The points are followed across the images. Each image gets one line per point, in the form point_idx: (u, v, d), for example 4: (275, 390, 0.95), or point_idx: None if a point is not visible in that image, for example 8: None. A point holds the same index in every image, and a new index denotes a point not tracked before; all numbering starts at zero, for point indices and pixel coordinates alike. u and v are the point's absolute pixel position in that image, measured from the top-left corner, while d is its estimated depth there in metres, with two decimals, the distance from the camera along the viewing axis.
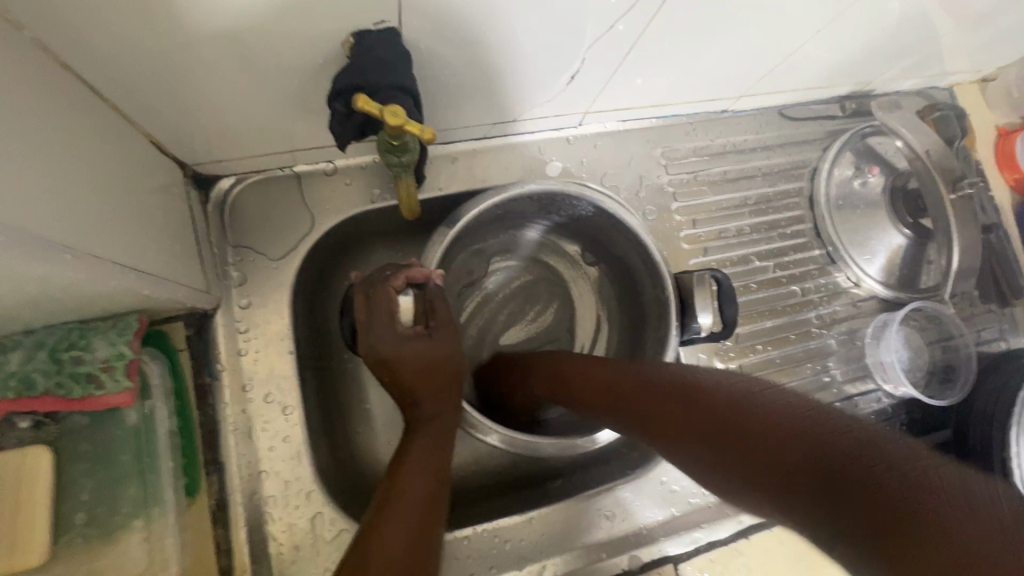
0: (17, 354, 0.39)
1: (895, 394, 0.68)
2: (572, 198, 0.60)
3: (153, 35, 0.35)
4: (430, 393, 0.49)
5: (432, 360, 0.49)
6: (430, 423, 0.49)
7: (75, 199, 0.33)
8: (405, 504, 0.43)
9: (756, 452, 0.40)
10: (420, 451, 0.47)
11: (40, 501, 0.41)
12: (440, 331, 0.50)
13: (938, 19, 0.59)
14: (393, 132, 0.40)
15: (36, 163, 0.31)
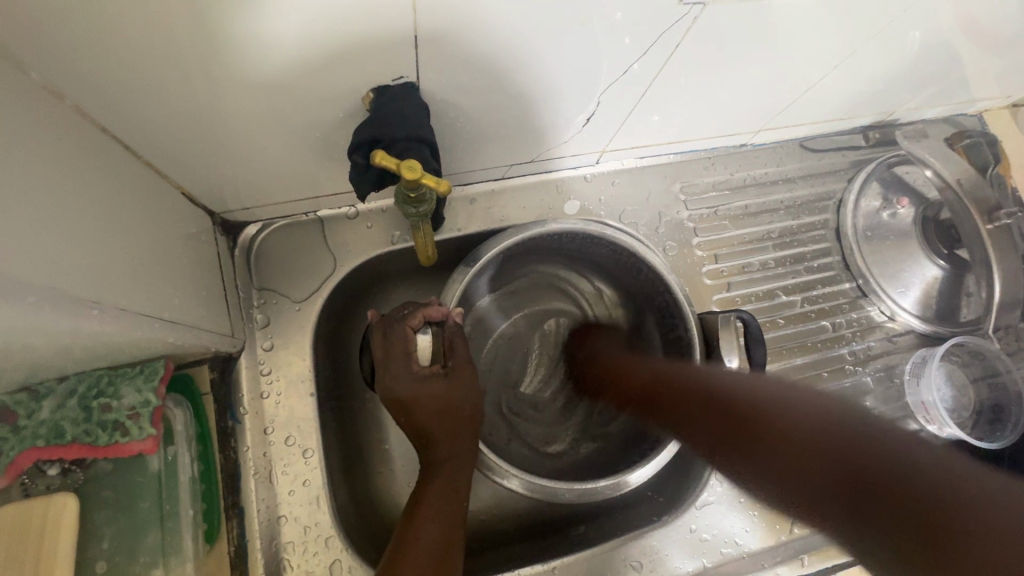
0: (48, 402, 0.39)
1: (940, 436, 0.64)
2: (593, 236, 0.60)
3: (185, 98, 0.37)
4: (447, 434, 0.48)
5: (450, 399, 0.48)
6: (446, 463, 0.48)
7: (107, 255, 0.35)
8: (419, 552, 0.43)
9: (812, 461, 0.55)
10: (433, 496, 0.46)
11: (62, 552, 0.39)
12: (456, 372, 0.50)
13: (964, 47, 0.58)
14: (410, 185, 0.40)
15: (69, 223, 0.32)
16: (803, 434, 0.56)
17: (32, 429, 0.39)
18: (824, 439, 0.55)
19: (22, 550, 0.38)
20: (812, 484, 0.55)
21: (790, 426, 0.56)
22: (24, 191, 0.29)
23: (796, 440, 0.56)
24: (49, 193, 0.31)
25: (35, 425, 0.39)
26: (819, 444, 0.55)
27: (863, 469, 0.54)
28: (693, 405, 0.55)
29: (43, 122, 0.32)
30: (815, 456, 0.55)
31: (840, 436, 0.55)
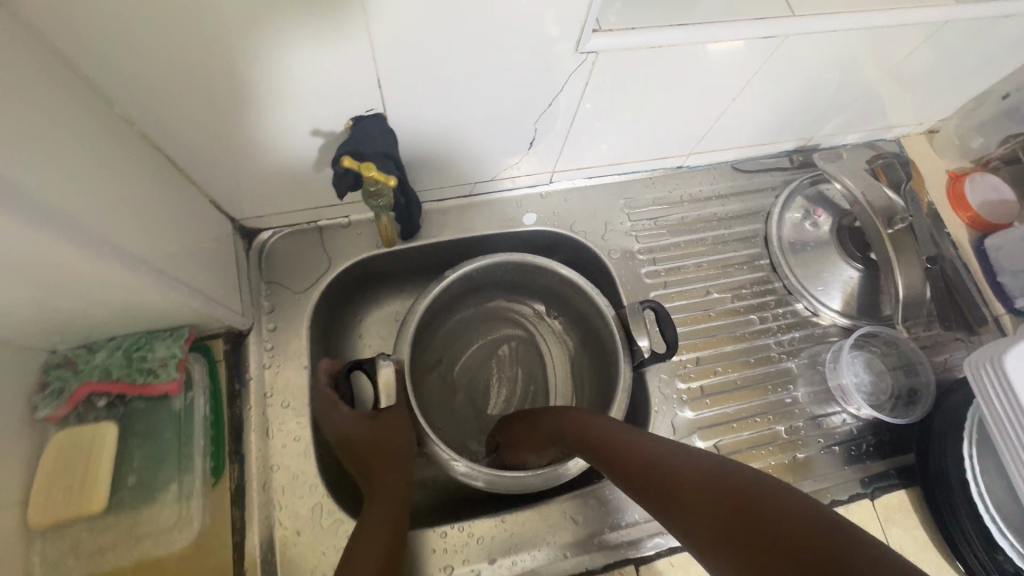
0: (101, 351, 0.53)
1: (859, 416, 0.72)
2: (539, 267, 0.72)
3: (214, 126, 0.52)
4: (389, 453, 0.58)
5: (387, 428, 0.59)
6: (393, 478, 0.57)
7: (147, 235, 0.48)
8: (358, 557, 0.48)
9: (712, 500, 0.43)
10: (382, 502, 0.55)
11: (105, 462, 0.51)
12: (392, 408, 0.61)
13: (846, 82, 0.71)
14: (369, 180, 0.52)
15: (125, 206, 0.46)
16: (779, 510, 0.39)
17: (89, 369, 0.52)
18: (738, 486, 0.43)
19: (76, 457, 0.50)
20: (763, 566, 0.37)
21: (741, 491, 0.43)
22: (93, 182, 0.43)
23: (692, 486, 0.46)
24: (111, 184, 0.45)
25: (89, 368, 0.52)
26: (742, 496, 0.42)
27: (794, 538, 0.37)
28: (677, 471, 0.48)
29: (111, 140, 0.46)
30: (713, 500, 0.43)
31: (779, 497, 0.41)
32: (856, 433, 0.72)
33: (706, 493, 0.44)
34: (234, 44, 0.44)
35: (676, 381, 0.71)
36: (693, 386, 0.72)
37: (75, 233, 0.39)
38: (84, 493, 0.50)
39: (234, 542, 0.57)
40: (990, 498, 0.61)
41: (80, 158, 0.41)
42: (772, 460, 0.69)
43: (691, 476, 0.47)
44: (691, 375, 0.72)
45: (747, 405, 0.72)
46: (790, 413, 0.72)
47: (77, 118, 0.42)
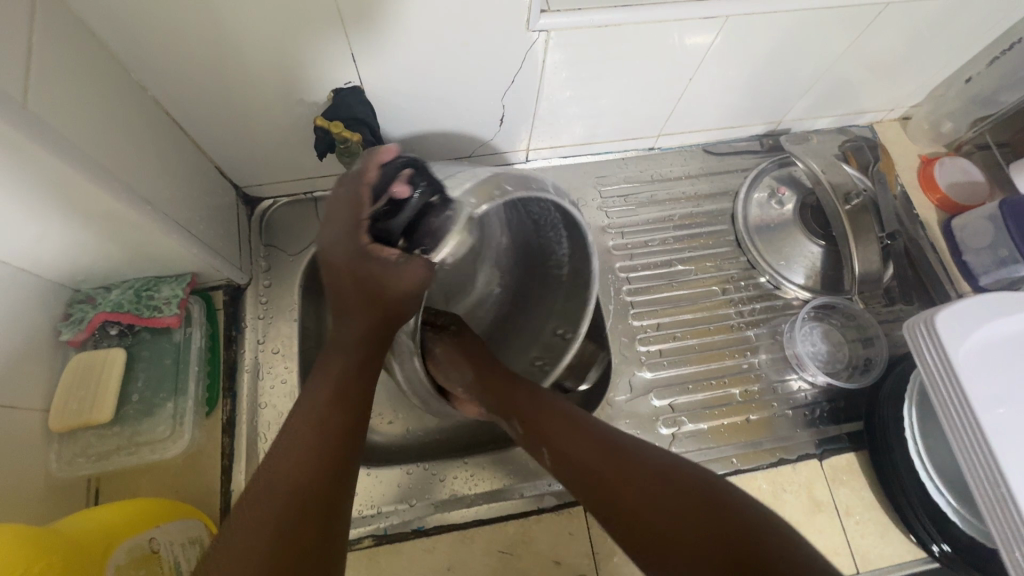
0: (116, 289, 0.62)
1: (815, 383, 0.74)
2: (556, 232, 0.67)
3: (215, 95, 0.60)
4: (362, 319, 0.54)
5: (368, 286, 0.54)
6: (351, 347, 0.53)
7: (154, 185, 0.56)
8: (292, 458, 0.45)
9: (651, 498, 0.47)
10: (332, 371, 0.51)
11: (113, 381, 0.59)
12: (400, 265, 0.53)
13: (803, 66, 0.75)
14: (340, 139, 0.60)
15: (134, 157, 0.54)
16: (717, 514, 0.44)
17: (104, 303, 0.61)
18: (676, 485, 0.47)
19: (90, 375, 0.58)
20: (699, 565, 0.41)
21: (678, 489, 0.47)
22: (106, 131, 0.50)
23: (632, 481, 0.49)
24: (123, 136, 0.53)
25: (105, 302, 0.61)
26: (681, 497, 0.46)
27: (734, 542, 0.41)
28: (617, 463, 0.51)
29: (125, 101, 0.54)
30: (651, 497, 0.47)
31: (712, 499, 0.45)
32: (811, 400, 0.74)
33: (645, 490, 0.47)
34: (227, 17, 0.51)
35: (636, 344, 0.76)
36: (653, 349, 0.76)
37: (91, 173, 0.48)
38: (93, 405, 0.57)
39: (222, 466, 0.63)
40: (926, 455, 0.64)
41: (96, 113, 0.49)
42: (726, 420, 0.72)
43: (636, 471, 0.49)
44: (651, 339, 0.77)
45: (703, 369, 0.75)
46: (747, 377, 0.75)
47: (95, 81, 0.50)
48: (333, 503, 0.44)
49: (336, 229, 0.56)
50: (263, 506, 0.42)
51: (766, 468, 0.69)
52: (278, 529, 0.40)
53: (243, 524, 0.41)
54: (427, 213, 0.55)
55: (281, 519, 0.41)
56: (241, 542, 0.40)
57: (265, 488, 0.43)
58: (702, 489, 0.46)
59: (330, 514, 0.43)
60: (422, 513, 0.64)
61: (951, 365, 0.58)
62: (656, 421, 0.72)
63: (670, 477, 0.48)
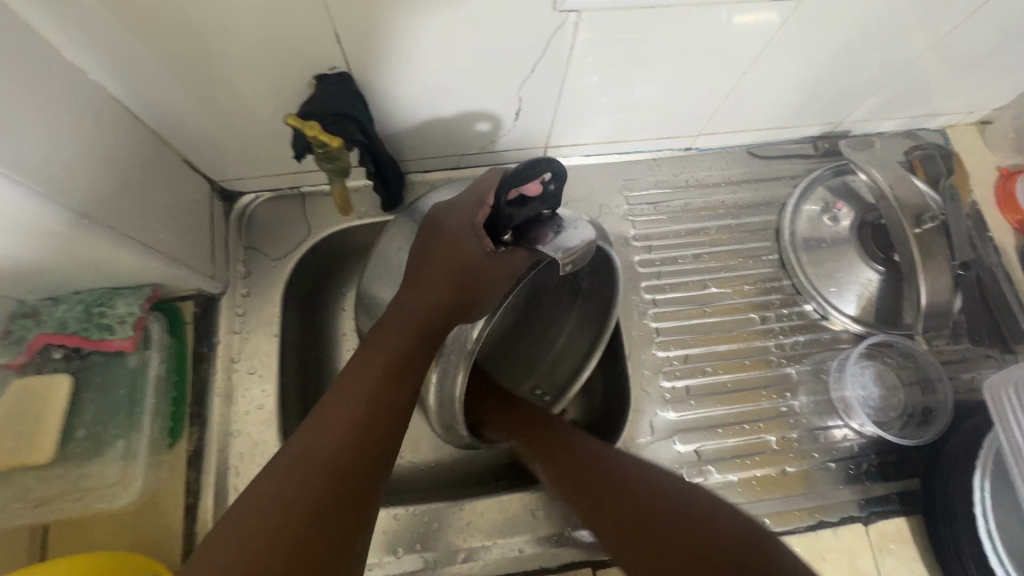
0: (62, 305, 0.53)
1: (863, 432, 0.65)
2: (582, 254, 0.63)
3: (173, 78, 0.49)
4: (429, 301, 0.53)
5: (453, 269, 0.53)
6: (408, 328, 0.51)
7: (94, 187, 0.46)
8: (303, 466, 0.41)
9: (705, 556, 0.43)
10: (387, 349, 0.50)
11: (54, 417, 0.52)
12: (512, 254, 0.53)
13: (880, 59, 0.63)
14: (318, 142, 0.50)
15: (66, 155, 0.44)
16: None
17: (48, 321, 0.53)
18: (733, 547, 0.44)
19: (29, 409, 0.52)
20: None
21: (735, 560, 0.43)
22: (26, 125, 0.40)
23: (676, 543, 0.45)
24: (52, 130, 0.42)
25: (49, 319, 0.53)
26: (736, 564, 0.42)
27: None
28: (663, 524, 0.46)
29: (57, 85, 0.44)
30: (711, 558, 0.43)
31: (772, 573, 0.41)
32: (857, 451, 0.65)
33: (702, 554, 0.43)
34: None
35: (659, 377, 0.67)
36: (679, 385, 0.67)
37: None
38: (32, 445, 0.51)
39: (186, 506, 0.56)
40: (998, 535, 0.55)
41: (12, 100, 0.39)
42: (759, 472, 0.63)
43: (689, 531, 0.45)
44: (677, 373, 0.67)
45: (735, 410, 0.66)
46: (784, 422, 0.66)
47: (13, 55, 0.39)
48: (334, 537, 0.39)
49: (462, 203, 0.55)
50: (282, 486, 0.40)
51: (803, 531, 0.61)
52: (288, 521, 0.38)
53: (259, 502, 0.39)
54: (540, 225, 0.53)
55: (295, 507, 0.38)
56: (254, 522, 0.38)
57: (295, 453, 0.42)
58: (765, 564, 0.42)
59: (353, 507, 0.41)
60: (411, 567, 0.58)
61: None
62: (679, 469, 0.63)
63: (732, 539, 0.44)
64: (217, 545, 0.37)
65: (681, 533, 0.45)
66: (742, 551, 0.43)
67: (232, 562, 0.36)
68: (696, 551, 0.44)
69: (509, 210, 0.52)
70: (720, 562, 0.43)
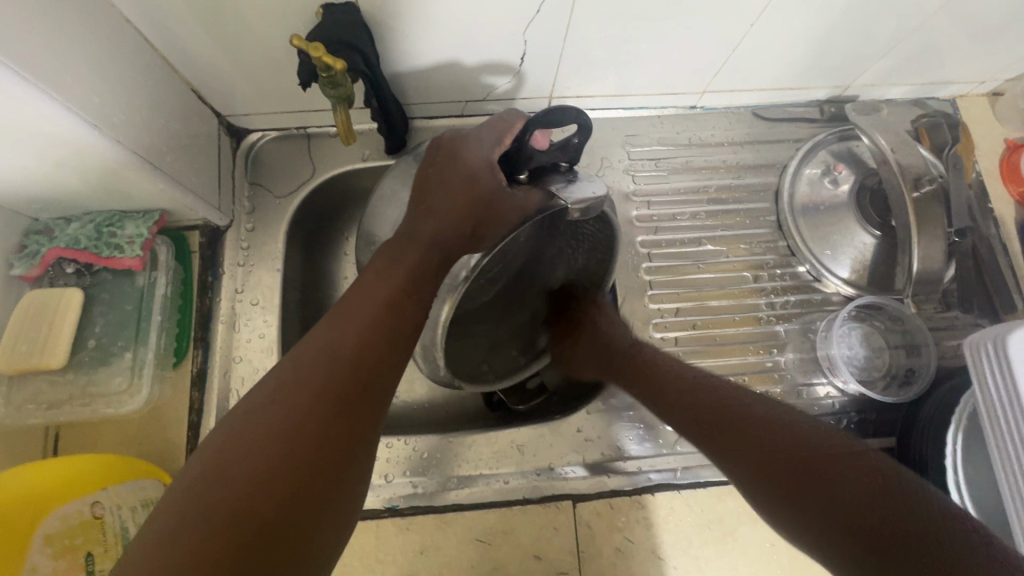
0: (75, 222, 0.56)
1: (846, 391, 0.67)
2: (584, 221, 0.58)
3: (183, 1, 0.50)
4: (444, 228, 0.51)
5: (470, 195, 0.50)
6: (422, 251, 0.50)
7: (106, 104, 0.47)
8: (319, 366, 0.42)
9: (774, 457, 0.47)
10: (403, 266, 0.49)
11: (66, 325, 0.54)
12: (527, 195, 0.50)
13: (893, 19, 0.62)
14: (322, 65, 0.50)
15: (80, 69, 0.45)
16: (798, 442, 0.47)
17: (61, 237, 0.55)
18: (818, 448, 0.46)
19: (43, 317, 0.54)
20: (778, 489, 0.46)
21: (772, 425, 0.49)
22: (42, 34, 0.41)
23: (753, 418, 0.50)
24: (67, 42, 0.43)
25: (63, 235, 0.55)
26: (820, 447, 0.47)
27: (803, 466, 0.45)
28: (746, 416, 0.51)
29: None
30: (809, 461, 0.45)
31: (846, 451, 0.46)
32: (838, 408, 0.66)
33: (797, 456, 0.46)
34: None
35: (649, 329, 0.69)
36: (668, 337, 0.68)
37: (10, 77, 0.38)
38: (45, 349, 0.53)
39: (189, 422, 0.59)
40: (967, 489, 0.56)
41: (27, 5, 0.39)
42: None
43: (793, 439, 0.48)
44: (667, 325, 0.69)
45: (722, 363, 0.68)
46: (769, 377, 0.68)
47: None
48: (346, 437, 0.40)
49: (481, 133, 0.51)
50: (294, 385, 0.41)
51: None
52: (302, 418, 0.39)
53: (272, 397, 0.40)
54: (554, 173, 0.51)
55: (306, 406, 0.40)
56: (266, 415, 0.39)
57: (314, 355, 0.42)
58: (821, 439, 0.48)
59: (361, 412, 0.42)
60: (401, 492, 0.61)
61: (1016, 396, 0.50)
62: (662, 416, 0.65)
63: (829, 437, 0.48)
64: (232, 432, 0.38)
65: (802, 447, 0.47)
66: (843, 446, 0.47)
67: (246, 450, 0.37)
68: (796, 450, 0.47)
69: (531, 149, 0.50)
70: (818, 464, 0.45)
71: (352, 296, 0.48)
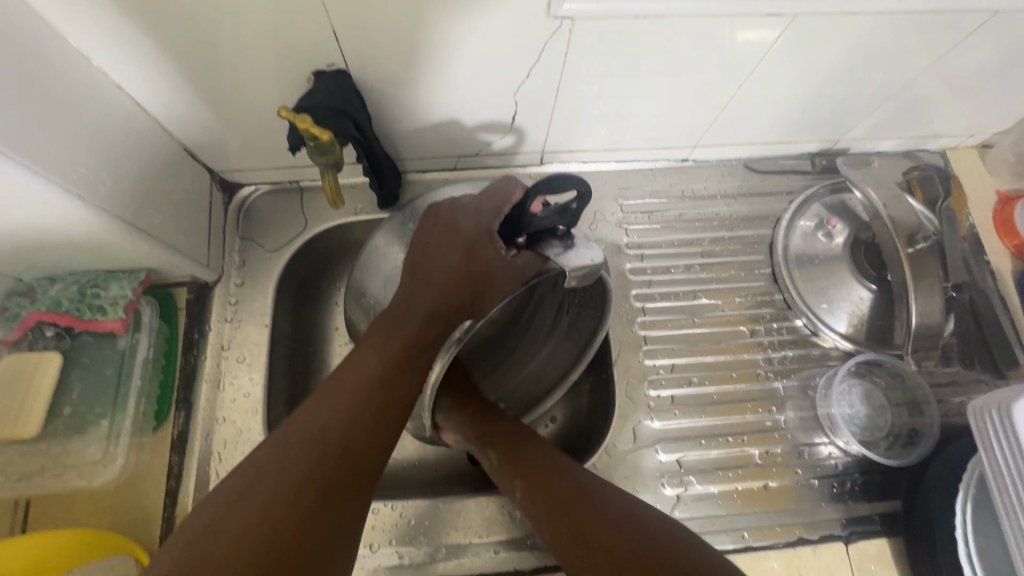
0: (58, 285, 0.55)
1: (849, 451, 0.64)
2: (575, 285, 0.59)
3: (176, 68, 0.51)
4: (443, 298, 0.50)
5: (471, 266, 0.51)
6: (418, 323, 0.49)
7: (93, 168, 0.47)
8: (301, 449, 0.40)
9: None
10: (396, 338, 0.48)
11: (44, 389, 0.54)
12: (523, 256, 0.49)
13: (874, 79, 0.63)
14: (309, 136, 0.51)
15: (65, 136, 0.44)
16: None
17: (43, 300, 0.54)
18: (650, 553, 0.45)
19: (20, 382, 0.53)
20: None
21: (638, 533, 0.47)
22: (28, 107, 0.41)
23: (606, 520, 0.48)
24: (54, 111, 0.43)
25: (44, 298, 0.55)
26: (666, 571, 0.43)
27: None
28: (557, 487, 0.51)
29: (62, 68, 0.45)
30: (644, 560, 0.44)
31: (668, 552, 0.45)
32: (842, 470, 0.64)
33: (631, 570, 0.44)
34: None
35: (645, 386, 0.67)
36: (664, 394, 0.67)
37: None
38: (21, 415, 0.53)
39: (167, 489, 0.56)
40: (978, 559, 0.54)
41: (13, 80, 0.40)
42: (742, 485, 0.63)
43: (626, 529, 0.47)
44: (663, 382, 0.67)
45: (720, 422, 0.66)
46: (768, 437, 0.65)
47: (15, 32, 0.40)
48: (330, 527, 0.38)
49: (482, 201, 0.51)
50: (280, 473, 0.39)
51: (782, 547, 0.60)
52: (284, 511, 0.37)
53: (256, 481, 0.38)
54: (552, 237, 0.49)
55: (290, 492, 0.38)
56: (247, 502, 0.37)
57: (301, 437, 0.41)
58: (679, 557, 0.44)
59: (347, 497, 0.40)
60: (387, 563, 0.58)
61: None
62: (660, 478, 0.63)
63: (634, 534, 0.46)
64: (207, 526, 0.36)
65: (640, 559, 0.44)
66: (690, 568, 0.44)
67: (218, 549, 0.35)
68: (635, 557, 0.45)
69: (531, 215, 0.48)
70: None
71: (342, 374, 0.46)
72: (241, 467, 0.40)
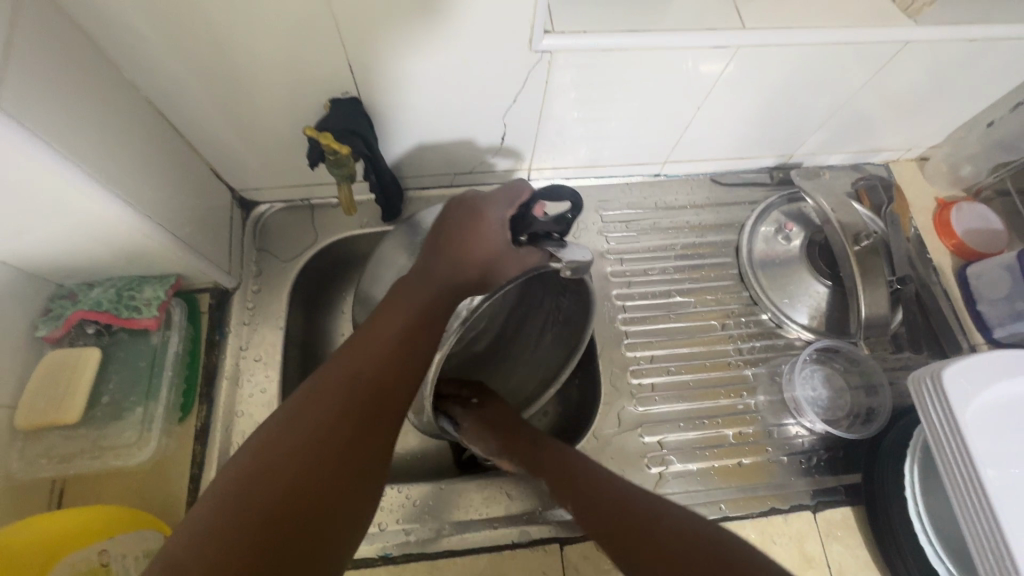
0: (99, 287, 0.61)
1: (814, 430, 0.71)
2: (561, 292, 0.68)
3: (211, 98, 0.59)
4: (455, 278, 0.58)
5: (483, 255, 0.58)
6: (432, 294, 0.56)
7: (141, 183, 0.55)
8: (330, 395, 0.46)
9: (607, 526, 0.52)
10: (412, 307, 0.55)
11: (82, 382, 0.58)
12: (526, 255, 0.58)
13: (814, 101, 0.73)
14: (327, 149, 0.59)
15: (121, 155, 0.52)
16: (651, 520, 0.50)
17: (85, 301, 0.61)
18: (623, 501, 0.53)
19: (61, 375, 0.58)
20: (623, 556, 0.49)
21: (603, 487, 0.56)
22: (94, 131, 0.49)
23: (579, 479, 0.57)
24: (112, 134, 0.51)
25: (86, 299, 0.61)
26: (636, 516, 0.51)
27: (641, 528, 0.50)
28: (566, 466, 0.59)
29: (118, 99, 0.53)
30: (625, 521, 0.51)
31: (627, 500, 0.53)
32: (808, 447, 0.70)
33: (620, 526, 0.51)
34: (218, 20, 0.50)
35: (627, 375, 0.73)
36: (645, 383, 0.73)
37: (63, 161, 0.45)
38: (62, 405, 0.57)
39: (191, 474, 0.61)
40: (927, 517, 0.60)
41: (84, 108, 0.47)
42: (718, 462, 0.69)
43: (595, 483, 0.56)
44: (644, 372, 0.74)
45: (697, 407, 0.72)
46: (740, 419, 0.72)
47: (85, 68, 0.48)
48: (351, 463, 0.44)
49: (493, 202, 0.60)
50: (313, 414, 0.45)
51: (755, 517, 0.66)
52: (316, 445, 0.43)
53: (297, 417, 0.45)
54: (549, 240, 0.59)
55: (323, 429, 0.44)
56: (284, 438, 0.43)
57: (330, 385, 0.47)
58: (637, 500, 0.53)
59: (374, 434, 0.47)
60: (394, 540, 0.62)
61: (957, 425, 0.55)
62: (643, 458, 0.68)
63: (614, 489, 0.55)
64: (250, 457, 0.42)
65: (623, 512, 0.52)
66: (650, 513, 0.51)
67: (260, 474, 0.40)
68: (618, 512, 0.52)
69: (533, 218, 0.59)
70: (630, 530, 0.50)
71: (364, 334, 0.52)
72: (277, 411, 0.46)
